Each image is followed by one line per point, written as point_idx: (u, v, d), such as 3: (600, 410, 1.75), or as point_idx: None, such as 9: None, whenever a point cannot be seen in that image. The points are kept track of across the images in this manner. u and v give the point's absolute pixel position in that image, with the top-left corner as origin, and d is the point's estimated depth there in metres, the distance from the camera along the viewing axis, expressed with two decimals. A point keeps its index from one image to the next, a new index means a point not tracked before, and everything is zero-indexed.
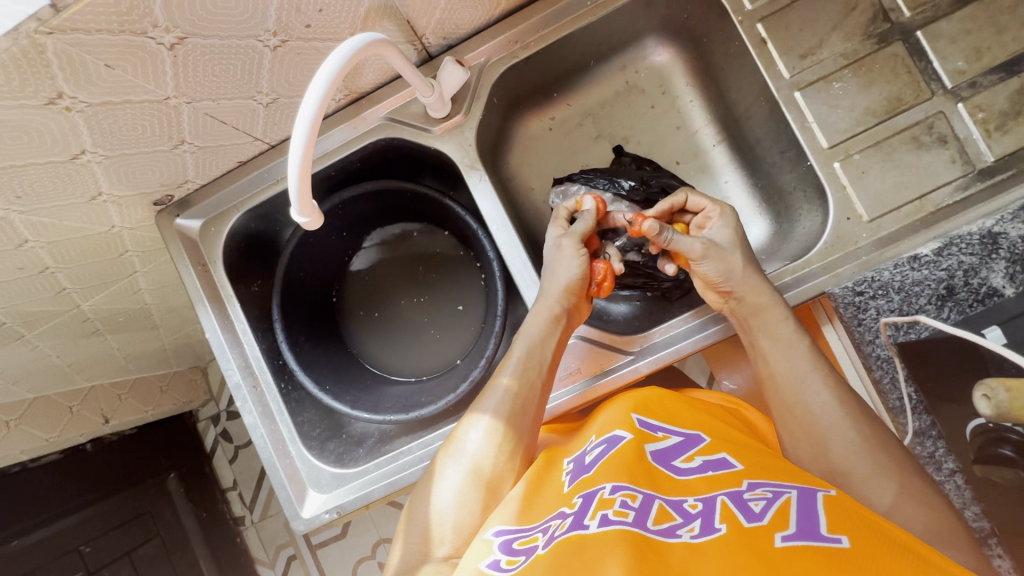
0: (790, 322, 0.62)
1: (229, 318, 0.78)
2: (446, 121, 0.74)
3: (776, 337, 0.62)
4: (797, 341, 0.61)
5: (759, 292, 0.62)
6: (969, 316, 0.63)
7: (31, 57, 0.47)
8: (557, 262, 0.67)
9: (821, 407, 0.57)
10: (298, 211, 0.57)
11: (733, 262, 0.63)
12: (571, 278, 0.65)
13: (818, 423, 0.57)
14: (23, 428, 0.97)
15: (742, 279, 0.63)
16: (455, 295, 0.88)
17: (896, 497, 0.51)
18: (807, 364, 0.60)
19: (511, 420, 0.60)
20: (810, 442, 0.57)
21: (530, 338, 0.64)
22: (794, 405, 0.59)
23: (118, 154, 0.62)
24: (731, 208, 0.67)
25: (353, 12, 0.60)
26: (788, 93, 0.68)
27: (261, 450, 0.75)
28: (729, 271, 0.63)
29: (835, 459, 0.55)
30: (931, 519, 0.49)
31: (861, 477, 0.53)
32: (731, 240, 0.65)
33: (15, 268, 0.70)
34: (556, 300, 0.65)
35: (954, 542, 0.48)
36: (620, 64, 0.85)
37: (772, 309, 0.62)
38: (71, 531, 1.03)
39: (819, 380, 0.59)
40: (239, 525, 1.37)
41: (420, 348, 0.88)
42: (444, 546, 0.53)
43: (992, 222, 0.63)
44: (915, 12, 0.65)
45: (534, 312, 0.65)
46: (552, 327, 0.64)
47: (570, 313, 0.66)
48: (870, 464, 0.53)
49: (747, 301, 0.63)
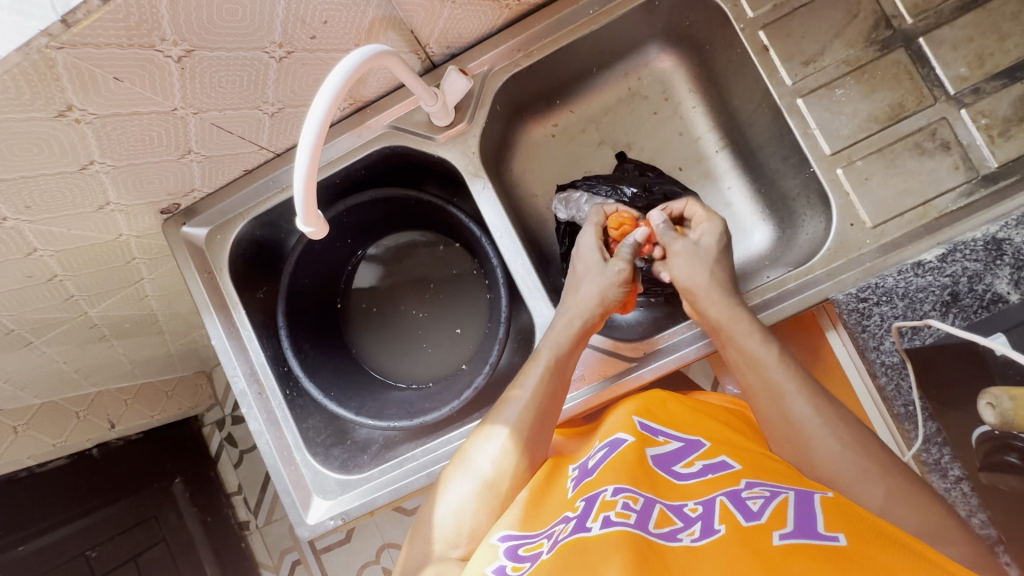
0: (756, 335, 0.61)
1: (235, 325, 0.78)
2: (449, 129, 0.74)
3: (742, 349, 0.61)
4: (766, 353, 0.60)
5: (717, 304, 0.63)
6: (975, 322, 0.62)
7: (42, 70, 0.48)
8: (601, 275, 0.67)
9: (799, 417, 0.57)
10: (304, 221, 0.58)
11: (699, 271, 0.65)
12: (615, 296, 0.67)
13: (799, 429, 0.57)
14: (31, 434, 0.98)
15: (706, 290, 0.64)
16: (453, 317, 0.88)
17: (885, 500, 0.51)
18: (780, 377, 0.59)
19: (530, 431, 0.60)
20: (794, 450, 0.57)
21: (558, 347, 0.64)
22: (775, 416, 0.59)
23: (125, 164, 0.63)
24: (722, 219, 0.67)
25: (357, 24, 0.60)
26: (791, 100, 0.68)
27: (267, 455, 0.75)
28: (692, 278, 0.65)
29: (830, 458, 0.54)
30: (926, 520, 0.50)
31: (845, 482, 0.53)
32: (711, 249, 0.66)
33: (25, 276, 0.71)
34: (590, 309, 0.66)
35: (950, 540, 0.49)
36: (622, 71, 0.85)
37: (736, 321, 0.62)
38: (78, 537, 1.03)
39: (798, 395, 0.58)
40: (244, 530, 1.38)
41: (414, 360, 0.88)
42: (457, 549, 0.54)
43: (996, 228, 0.62)
44: (917, 19, 0.65)
45: (562, 324, 0.66)
46: (581, 338, 0.65)
47: (593, 327, 0.66)
48: (853, 468, 0.53)
49: (708, 313, 0.64)
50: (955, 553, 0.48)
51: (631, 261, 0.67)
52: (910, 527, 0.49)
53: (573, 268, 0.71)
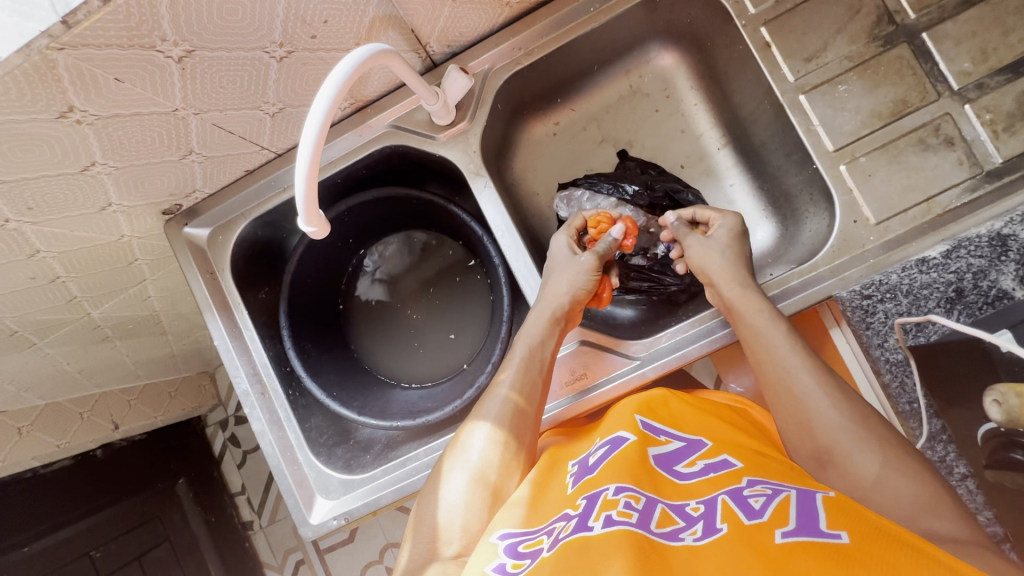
0: (766, 314, 0.61)
1: (237, 326, 0.78)
2: (450, 128, 0.74)
3: (751, 326, 0.61)
4: (774, 331, 0.60)
5: (730, 285, 0.64)
6: (979, 319, 0.62)
7: (43, 72, 0.48)
8: (569, 267, 0.67)
9: (805, 389, 0.57)
10: (305, 221, 0.58)
11: (712, 254, 0.66)
12: (588, 286, 0.66)
13: (802, 405, 0.57)
14: (35, 435, 0.98)
15: (720, 270, 0.65)
16: (446, 324, 0.88)
17: (881, 468, 0.51)
18: (786, 354, 0.59)
19: (512, 425, 0.60)
20: (797, 424, 0.57)
21: (531, 338, 0.65)
22: (782, 391, 0.59)
23: (127, 165, 0.63)
24: (735, 215, 0.68)
25: (357, 23, 0.60)
26: (793, 97, 0.68)
27: (269, 455, 0.75)
28: (706, 262, 0.66)
29: (832, 430, 0.54)
30: (918, 490, 0.49)
31: (842, 451, 0.53)
32: (727, 235, 0.67)
33: (27, 277, 0.71)
34: (560, 300, 0.66)
35: (942, 512, 0.47)
36: (624, 69, 0.85)
37: (746, 300, 0.62)
38: (82, 537, 1.03)
39: (805, 370, 0.58)
40: (248, 530, 1.38)
41: (405, 362, 0.88)
42: (452, 545, 0.53)
43: (1001, 223, 0.62)
44: (920, 15, 0.65)
45: (533, 317, 0.66)
46: (552, 326, 0.65)
47: (571, 316, 0.67)
48: (853, 437, 0.53)
49: (724, 293, 0.64)
50: (944, 525, 0.46)
51: (601, 255, 0.68)
52: (900, 500, 0.49)
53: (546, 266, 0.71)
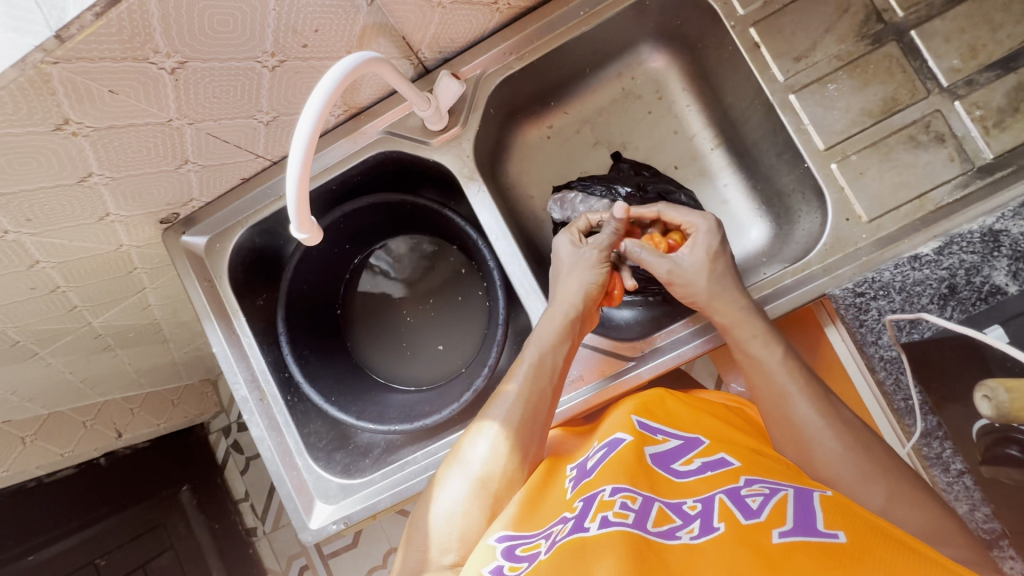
0: (760, 338, 0.61)
1: (235, 332, 0.79)
2: (443, 133, 0.75)
3: (749, 353, 0.62)
4: (769, 355, 0.61)
5: (723, 314, 0.63)
6: (972, 315, 0.62)
7: (38, 85, 0.49)
8: (577, 267, 0.68)
9: (802, 419, 0.58)
10: (298, 229, 0.58)
11: (697, 281, 0.64)
12: (599, 280, 0.67)
13: (800, 431, 0.58)
14: (38, 445, 0.98)
15: (707, 301, 0.63)
16: (434, 335, 0.89)
17: (887, 501, 0.52)
18: (783, 379, 0.60)
19: (519, 430, 0.60)
20: (796, 448, 0.58)
21: (543, 345, 0.64)
22: (779, 419, 0.60)
23: (124, 175, 0.63)
24: (704, 218, 0.65)
25: (349, 32, 0.61)
26: (783, 96, 0.68)
27: (268, 462, 0.76)
28: (692, 293, 0.64)
29: (831, 461, 0.55)
30: (925, 519, 0.50)
31: (846, 485, 0.54)
32: (700, 260, 0.64)
33: (27, 288, 0.72)
34: (573, 304, 0.66)
35: (948, 539, 0.49)
36: (616, 71, 0.85)
37: (743, 326, 0.62)
38: (85, 545, 1.04)
39: (800, 396, 0.59)
40: (252, 536, 1.39)
41: (397, 369, 0.89)
42: (448, 555, 0.53)
43: (992, 219, 0.62)
44: (908, 12, 0.65)
45: (547, 319, 0.66)
46: (566, 333, 0.65)
47: (585, 318, 0.67)
48: (857, 469, 0.54)
49: (715, 320, 0.64)
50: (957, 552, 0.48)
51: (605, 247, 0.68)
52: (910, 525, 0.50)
53: (553, 264, 0.70)
